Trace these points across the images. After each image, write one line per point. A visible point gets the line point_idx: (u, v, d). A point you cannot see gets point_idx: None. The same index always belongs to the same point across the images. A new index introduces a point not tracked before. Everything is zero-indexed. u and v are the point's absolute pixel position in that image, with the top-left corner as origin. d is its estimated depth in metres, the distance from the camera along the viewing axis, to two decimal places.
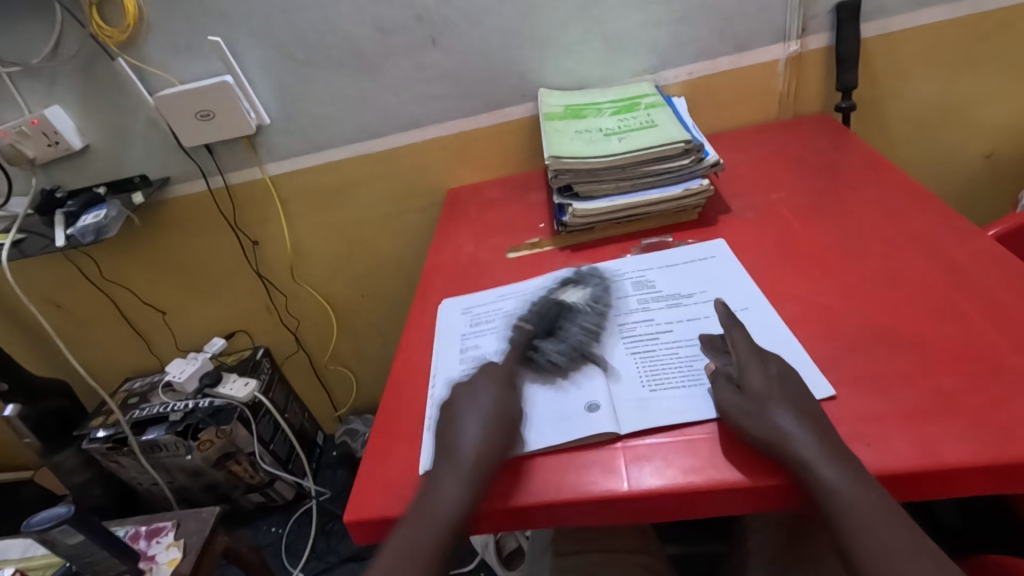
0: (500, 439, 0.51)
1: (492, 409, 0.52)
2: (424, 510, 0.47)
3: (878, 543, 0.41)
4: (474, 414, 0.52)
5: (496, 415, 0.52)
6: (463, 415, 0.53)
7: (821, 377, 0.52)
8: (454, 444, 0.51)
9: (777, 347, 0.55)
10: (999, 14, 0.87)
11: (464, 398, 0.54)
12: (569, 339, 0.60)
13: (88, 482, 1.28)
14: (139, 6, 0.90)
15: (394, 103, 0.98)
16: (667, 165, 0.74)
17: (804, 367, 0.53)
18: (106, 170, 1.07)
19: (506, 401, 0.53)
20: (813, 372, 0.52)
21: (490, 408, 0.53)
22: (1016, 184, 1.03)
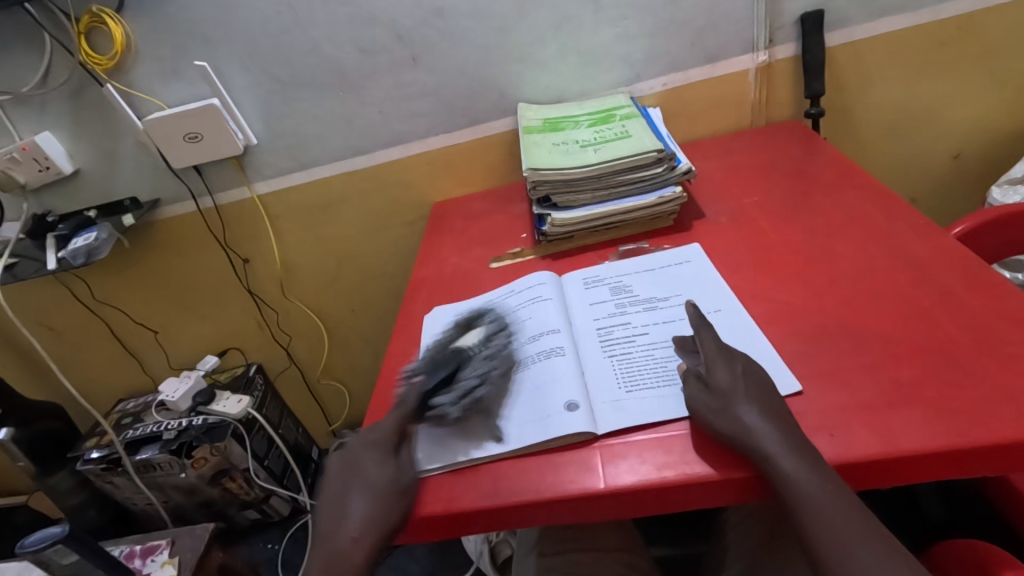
0: (373, 511, 0.51)
1: (376, 482, 0.52)
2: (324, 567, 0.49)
3: (837, 530, 0.43)
4: (362, 487, 0.53)
5: (380, 475, 0.53)
6: (340, 496, 0.53)
7: (788, 373, 0.54)
8: (347, 507, 0.52)
9: (747, 346, 0.58)
10: (958, 21, 0.90)
11: (347, 477, 0.54)
12: (461, 386, 0.58)
13: (82, 504, 1.28)
14: (127, 34, 0.92)
15: (377, 121, 1.01)
16: (641, 174, 0.77)
17: (772, 364, 0.55)
18: (97, 194, 1.08)
19: (393, 470, 0.53)
20: (782, 370, 0.54)
21: (377, 480, 0.52)
22: (983, 183, 1.07)
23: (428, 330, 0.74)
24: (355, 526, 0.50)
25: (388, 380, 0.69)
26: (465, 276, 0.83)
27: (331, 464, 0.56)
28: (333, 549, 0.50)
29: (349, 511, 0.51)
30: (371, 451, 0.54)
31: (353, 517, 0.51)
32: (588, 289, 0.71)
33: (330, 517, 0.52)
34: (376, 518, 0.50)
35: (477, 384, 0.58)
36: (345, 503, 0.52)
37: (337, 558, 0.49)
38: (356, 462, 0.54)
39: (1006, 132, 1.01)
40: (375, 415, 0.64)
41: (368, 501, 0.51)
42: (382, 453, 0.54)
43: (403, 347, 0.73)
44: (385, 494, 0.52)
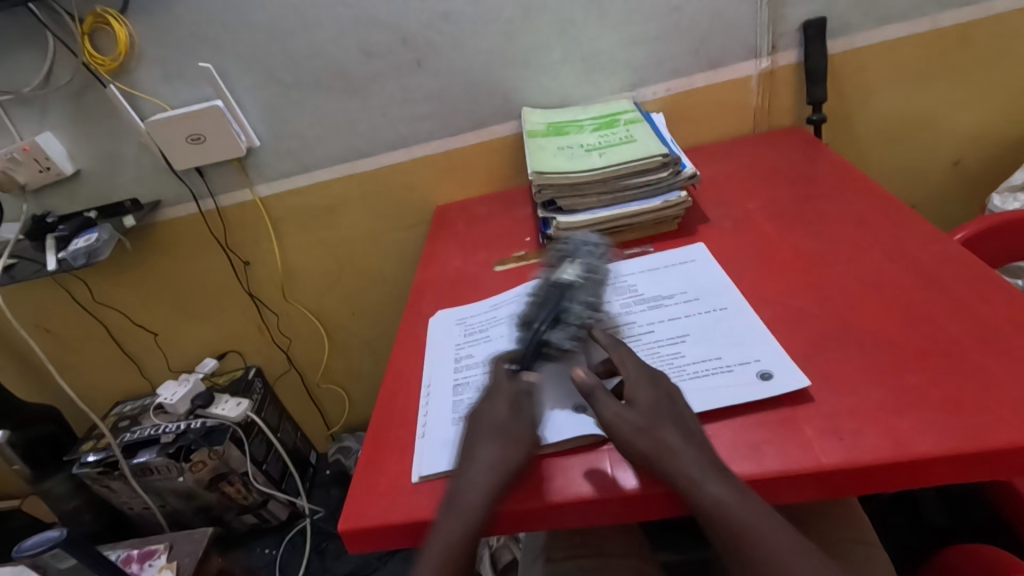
0: (507, 452, 0.51)
1: (499, 427, 0.53)
2: (449, 507, 0.50)
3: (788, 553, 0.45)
4: (490, 432, 0.53)
5: (505, 426, 0.53)
6: (474, 442, 0.53)
7: (795, 371, 0.54)
8: (474, 458, 0.51)
9: (753, 344, 0.58)
10: (957, 29, 0.92)
11: (473, 427, 0.54)
12: (573, 322, 0.60)
13: (78, 509, 1.27)
14: (131, 35, 0.92)
15: (380, 124, 1.01)
16: (646, 178, 0.77)
17: (781, 362, 0.55)
18: (98, 195, 1.08)
19: (512, 417, 0.54)
20: (790, 367, 0.54)
21: (503, 423, 0.53)
22: (984, 189, 1.07)
23: (434, 333, 0.74)
24: (481, 489, 0.49)
25: (393, 383, 0.68)
26: (470, 279, 0.83)
27: (465, 416, 0.56)
28: (454, 510, 0.49)
29: (478, 457, 0.51)
30: (496, 400, 0.55)
31: (481, 463, 0.51)
32: None
33: (461, 462, 0.52)
34: (503, 471, 0.50)
35: (588, 317, 0.61)
36: (471, 455, 0.52)
37: (455, 522, 0.48)
38: (481, 412, 0.55)
39: (1005, 139, 1.02)
40: (381, 420, 0.64)
41: (498, 445, 0.52)
42: (501, 401, 0.55)
43: (408, 349, 0.73)
44: (508, 438, 0.52)
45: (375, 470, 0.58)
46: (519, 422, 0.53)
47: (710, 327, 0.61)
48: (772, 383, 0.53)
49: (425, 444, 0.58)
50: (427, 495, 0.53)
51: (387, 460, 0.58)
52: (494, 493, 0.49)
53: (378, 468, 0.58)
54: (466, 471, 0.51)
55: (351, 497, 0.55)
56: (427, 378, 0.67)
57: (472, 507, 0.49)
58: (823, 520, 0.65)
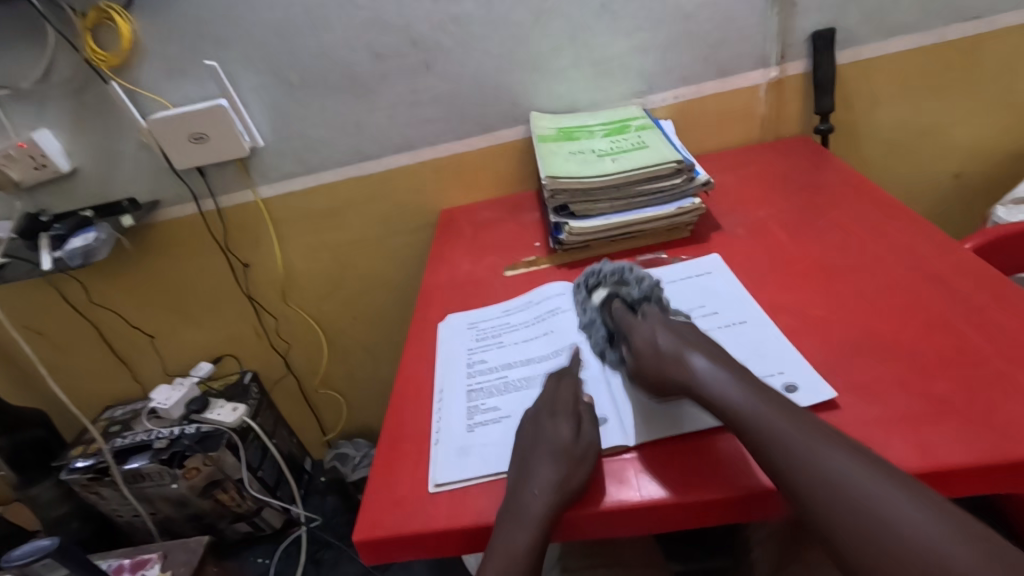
0: (573, 462, 0.50)
1: (560, 452, 0.50)
2: (504, 526, 0.48)
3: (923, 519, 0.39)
4: (546, 452, 0.50)
5: (565, 438, 0.52)
6: (531, 459, 0.51)
7: (821, 385, 0.53)
8: (531, 476, 0.49)
9: (776, 357, 0.57)
10: (962, 43, 0.93)
11: (530, 445, 0.52)
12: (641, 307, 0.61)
13: (65, 516, 1.23)
14: (135, 32, 0.91)
15: (387, 125, 1.00)
16: (660, 184, 0.77)
17: (805, 376, 0.54)
18: (95, 194, 1.05)
19: (575, 443, 0.51)
20: (815, 381, 0.53)
21: (559, 446, 0.51)
22: (985, 202, 1.08)
23: (445, 338, 0.72)
24: (539, 501, 0.48)
25: (405, 389, 0.67)
26: (480, 284, 0.82)
27: (521, 428, 0.55)
28: (515, 524, 0.47)
29: (534, 475, 0.49)
30: (557, 419, 0.53)
31: (537, 485, 0.49)
32: None
33: (513, 478, 0.50)
34: (562, 488, 0.48)
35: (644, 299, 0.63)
36: (526, 473, 0.50)
37: (511, 535, 0.47)
38: (538, 430, 0.53)
39: (1007, 152, 1.03)
40: (393, 426, 0.62)
41: (558, 466, 0.49)
42: (563, 425, 0.53)
43: (420, 355, 0.72)
44: (570, 458, 0.50)
45: (388, 478, 0.56)
46: (581, 448, 0.51)
47: (728, 339, 0.61)
48: (797, 397, 0.52)
49: (440, 451, 0.57)
50: (443, 503, 0.52)
51: (400, 469, 0.57)
52: (554, 508, 0.48)
53: (392, 476, 0.56)
54: (518, 491, 0.49)
55: (366, 506, 0.54)
56: (439, 383, 0.65)
57: (525, 529, 0.47)
58: None
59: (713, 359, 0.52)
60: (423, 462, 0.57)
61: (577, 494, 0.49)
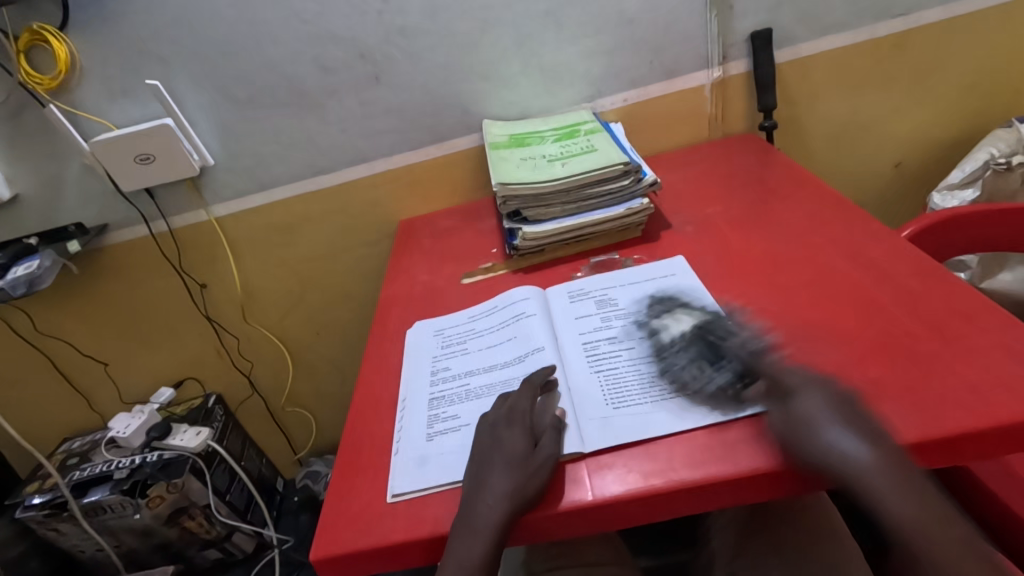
0: (530, 468, 0.50)
1: (514, 459, 0.51)
2: (458, 536, 0.48)
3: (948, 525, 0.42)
4: (501, 460, 0.51)
5: (518, 449, 0.52)
6: (487, 465, 0.51)
7: (775, 387, 0.53)
8: (484, 486, 0.50)
9: (734, 358, 0.57)
10: (891, 39, 0.97)
11: (483, 452, 0.53)
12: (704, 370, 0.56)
13: (23, 555, 1.19)
14: (71, 53, 0.89)
15: (340, 139, 0.99)
16: (608, 187, 0.78)
17: (762, 377, 0.54)
18: (40, 220, 1.02)
19: (530, 449, 0.52)
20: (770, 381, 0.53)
21: (512, 452, 0.52)
22: (925, 190, 1.13)
23: (413, 344, 0.72)
24: (490, 510, 0.48)
25: (363, 403, 0.66)
26: (437, 293, 0.82)
27: (477, 435, 0.55)
28: (468, 531, 0.48)
29: (488, 483, 0.50)
30: (513, 425, 0.54)
31: (491, 494, 0.49)
32: (573, 303, 0.71)
33: (468, 486, 0.51)
34: (516, 496, 0.49)
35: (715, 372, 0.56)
36: (480, 480, 0.51)
37: (465, 545, 0.47)
38: (495, 436, 0.54)
39: (941, 142, 1.08)
40: (352, 438, 0.62)
41: (513, 475, 0.50)
42: (519, 432, 0.53)
43: (379, 367, 0.71)
44: (526, 466, 0.51)
45: (346, 492, 0.56)
46: (535, 453, 0.52)
47: (686, 339, 0.61)
48: (752, 400, 0.52)
49: (400, 461, 0.57)
50: (401, 515, 0.52)
51: (359, 482, 0.57)
52: (508, 516, 0.48)
53: (351, 490, 0.56)
54: (473, 498, 0.49)
55: (323, 522, 0.53)
56: (402, 393, 0.65)
57: (478, 538, 0.47)
58: (799, 518, 0.66)
59: (850, 429, 0.46)
60: (382, 474, 0.57)
61: (533, 501, 0.49)
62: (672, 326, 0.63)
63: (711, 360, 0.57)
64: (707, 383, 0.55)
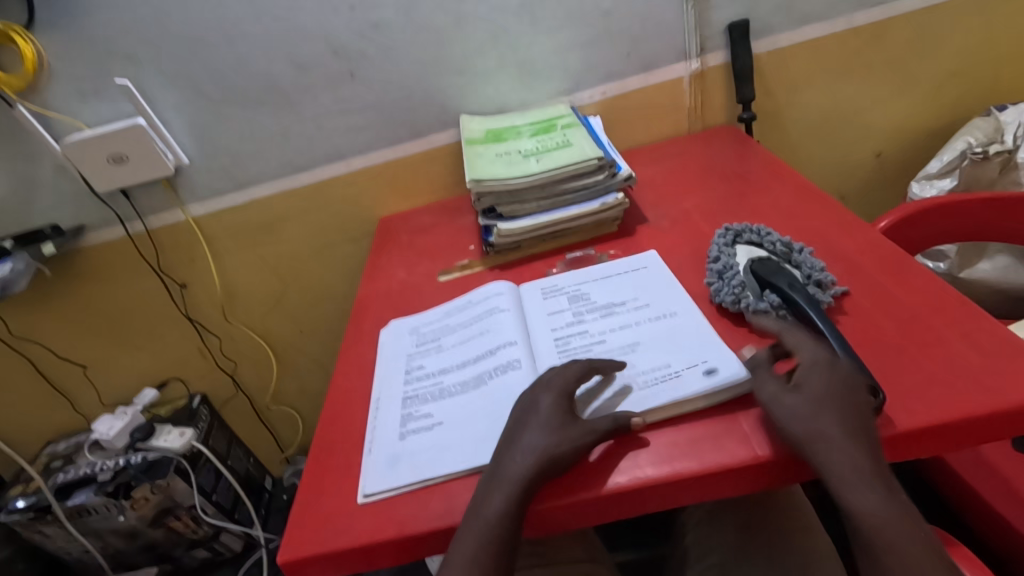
0: (565, 434, 0.50)
1: (549, 422, 0.51)
2: (484, 492, 0.48)
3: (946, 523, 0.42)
4: (536, 423, 0.51)
5: (557, 413, 0.51)
6: (522, 427, 0.51)
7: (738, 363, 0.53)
8: (517, 444, 0.50)
9: (702, 348, 0.57)
10: (869, 28, 0.96)
11: (518, 416, 0.53)
12: (744, 292, 0.60)
13: (9, 559, 1.18)
14: (39, 52, 0.87)
15: (316, 136, 0.98)
16: (583, 181, 0.78)
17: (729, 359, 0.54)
18: (13, 222, 1.01)
19: (565, 416, 0.52)
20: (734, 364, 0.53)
21: (549, 417, 0.51)
22: (905, 179, 1.13)
23: (387, 344, 0.72)
24: (518, 465, 0.49)
25: (337, 403, 0.66)
26: (414, 291, 0.82)
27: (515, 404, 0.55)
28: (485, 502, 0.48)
29: (521, 444, 0.50)
30: (550, 391, 0.54)
31: (519, 453, 0.49)
32: (547, 298, 0.70)
33: (502, 448, 0.51)
34: (546, 456, 0.49)
35: (748, 297, 0.59)
36: (512, 442, 0.51)
37: (487, 499, 0.48)
38: (532, 399, 0.54)
39: (921, 131, 1.08)
40: (324, 440, 0.62)
41: (548, 440, 0.50)
42: (554, 398, 0.53)
43: (355, 366, 0.71)
44: (563, 430, 0.50)
45: (318, 492, 0.56)
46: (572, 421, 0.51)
47: (658, 331, 0.61)
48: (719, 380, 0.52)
49: (371, 461, 0.57)
50: (373, 515, 0.52)
51: (331, 483, 0.56)
52: (533, 476, 0.48)
53: (323, 490, 0.56)
54: (504, 459, 0.50)
55: (294, 523, 0.53)
56: (375, 393, 0.65)
57: (506, 490, 0.48)
58: (774, 513, 0.67)
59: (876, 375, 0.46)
60: (354, 475, 0.57)
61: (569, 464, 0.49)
62: (743, 252, 0.66)
63: (756, 283, 0.61)
64: (747, 300, 0.59)
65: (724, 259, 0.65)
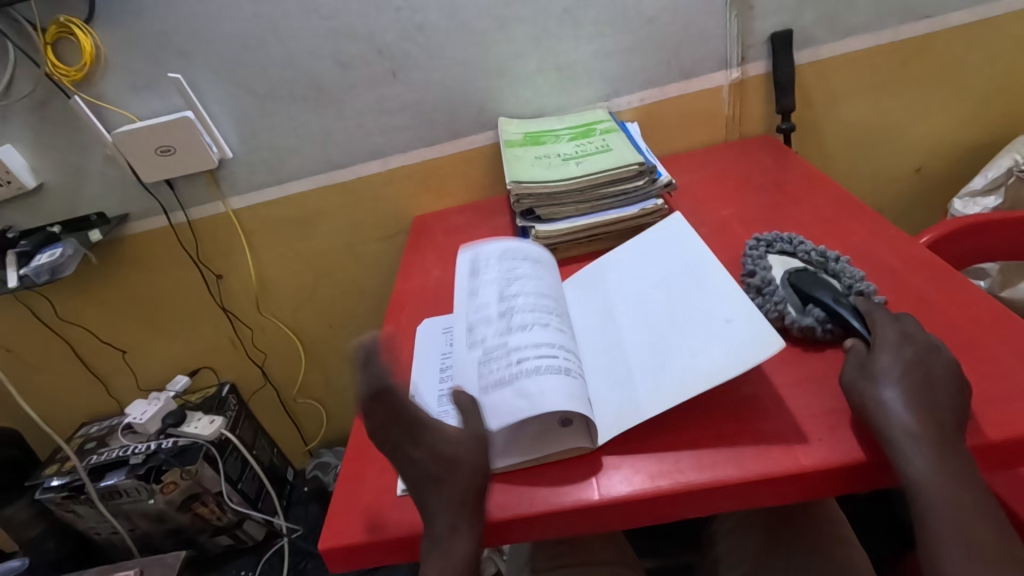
0: (469, 450, 0.51)
1: (467, 445, 0.51)
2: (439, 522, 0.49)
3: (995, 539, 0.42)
4: (457, 447, 0.51)
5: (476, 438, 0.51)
6: (445, 453, 0.51)
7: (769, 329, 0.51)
8: (451, 470, 0.50)
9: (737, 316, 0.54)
10: (915, 42, 0.95)
11: (440, 440, 0.52)
12: (784, 307, 0.59)
13: (41, 536, 1.22)
14: (97, 45, 0.90)
15: (356, 134, 1.00)
16: (623, 187, 0.78)
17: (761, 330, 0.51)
18: (62, 209, 1.04)
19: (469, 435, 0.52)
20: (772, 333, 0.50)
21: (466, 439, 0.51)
22: (945, 195, 1.11)
23: (422, 342, 0.73)
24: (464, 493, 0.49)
25: None
26: (449, 289, 0.83)
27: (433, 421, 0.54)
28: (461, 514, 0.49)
29: (454, 469, 0.50)
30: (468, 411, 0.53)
31: (457, 478, 0.50)
32: (581, 296, 0.70)
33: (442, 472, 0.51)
34: (478, 483, 0.50)
35: (789, 312, 0.58)
36: (446, 463, 0.51)
37: (450, 527, 0.48)
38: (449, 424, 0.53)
39: (965, 146, 1.06)
40: (362, 433, 0.63)
41: (465, 467, 0.50)
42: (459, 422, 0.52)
43: (391, 361, 0.72)
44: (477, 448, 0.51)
45: (356, 484, 0.57)
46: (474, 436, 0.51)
47: (691, 305, 0.59)
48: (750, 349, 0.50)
49: None
50: (411, 507, 0.53)
51: (369, 475, 0.57)
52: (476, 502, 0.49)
53: (360, 481, 0.57)
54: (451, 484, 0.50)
55: (333, 513, 0.54)
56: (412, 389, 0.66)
57: (454, 520, 0.48)
58: (807, 526, 0.66)
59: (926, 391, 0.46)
60: (392, 468, 0.57)
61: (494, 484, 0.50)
62: (778, 263, 0.65)
63: (796, 296, 0.60)
64: (791, 315, 0.58)
65: (761, 272, 0.64)
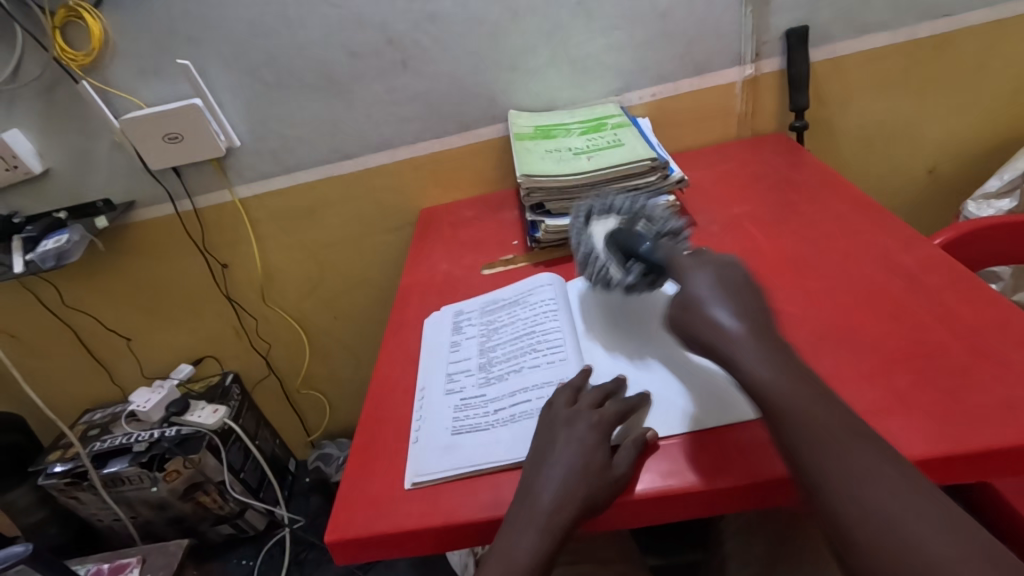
0: (582, 467, 0.49)
1: (575, 460, 0.49)
2: (513, 528, 0.47)
3: None
4: (565, 458, 0.49)
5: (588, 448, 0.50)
6: (547, 463, 0.50)
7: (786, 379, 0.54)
8: (543, 478, 0.49)
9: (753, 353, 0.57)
10: (932, 40, 0.94)
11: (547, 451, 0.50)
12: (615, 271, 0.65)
13: (43, 522, 1.22)
14: (105, 29, 0.90)
15: (365, 125, 0.99)
16: (634, 182, 0.78)
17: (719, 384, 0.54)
18: (68, 195, 1.04)
19: (585, 451, 0.50)
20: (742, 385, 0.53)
21: (578, 452, 0.50)
22: (958, 197, 1.10)
23: (428, 334, 0.72)
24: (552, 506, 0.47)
25: (380, 390, 0.67)
26: (457, 282, 0.82)
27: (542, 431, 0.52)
28: (527, 498, 0.48)
29: (549, 479, 0.48)
30: (579, 424, 0.51)
31: (551, 492, 0.48)
32: (599, 292, 0.70)
33: (534, 480, 0.49)
34: (580, 498, 0.48)
35: (625, 275, 0.63)
36: (540, 472, 0.49)
37: (516, 540, 0.46)
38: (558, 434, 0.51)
39: (980, 148, 1.05)
40: (368, 427, 0.62)
41: (574, 485, 0.48)
42: (585, 430, 0.51)
43: (398, 354, 0.72)
44: (591, 465, 0.49)
45: (364, 477, 0.56)
46: (590, 451, 0.50)
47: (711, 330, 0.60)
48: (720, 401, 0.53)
49: (419, 449, 0.57)
50: (418, 502, 0.52)
51: (377, 468, 0.57)
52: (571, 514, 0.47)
53: (367, 475, 0.57)
54: (535, 492, 0.48)
55: (339, 505, 0.54)
56: (420, 382, 0.65)
57: (537, 530, 0.46)
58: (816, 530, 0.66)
59: None
60: (400, 460, 0.57)
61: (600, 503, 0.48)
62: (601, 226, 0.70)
63: (620, 254, 0.65)
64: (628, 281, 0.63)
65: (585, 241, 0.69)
